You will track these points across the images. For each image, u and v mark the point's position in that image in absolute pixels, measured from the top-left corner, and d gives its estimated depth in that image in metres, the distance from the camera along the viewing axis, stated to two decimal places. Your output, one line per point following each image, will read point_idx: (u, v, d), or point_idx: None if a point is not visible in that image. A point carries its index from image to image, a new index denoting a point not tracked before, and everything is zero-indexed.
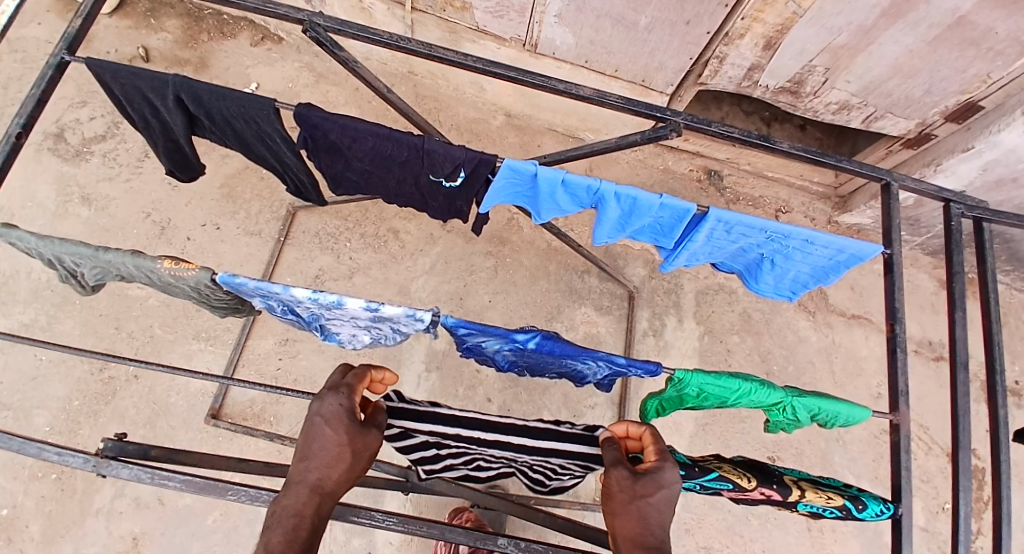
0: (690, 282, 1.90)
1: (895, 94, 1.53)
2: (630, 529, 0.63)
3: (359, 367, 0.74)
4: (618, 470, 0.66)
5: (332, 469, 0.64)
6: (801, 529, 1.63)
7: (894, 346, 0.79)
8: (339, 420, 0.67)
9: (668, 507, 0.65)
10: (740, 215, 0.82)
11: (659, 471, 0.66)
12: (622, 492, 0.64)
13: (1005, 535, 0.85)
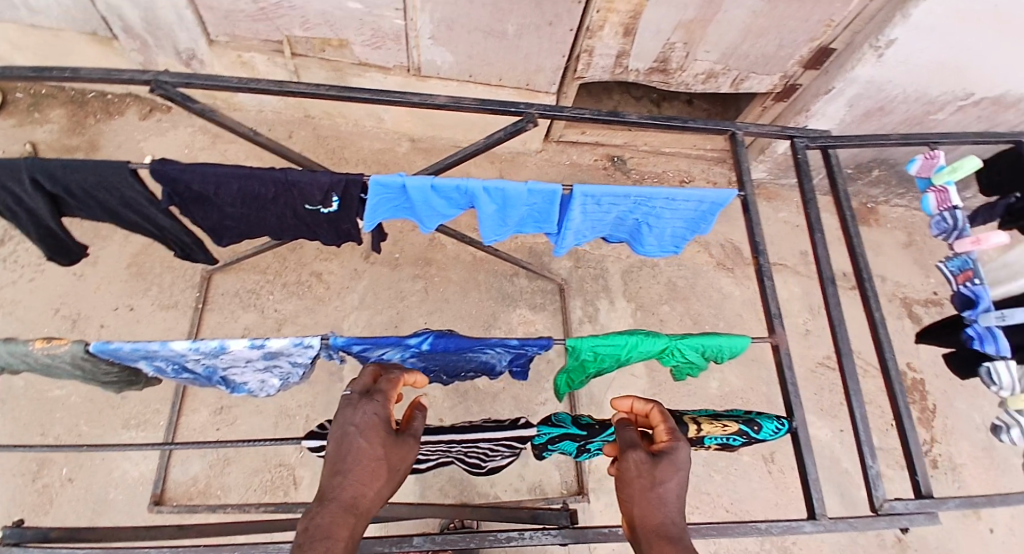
0: (614, 263, 1.99)
1: (752, 54, 1.66)
2: (651, 517, 0.63)
3: (392, 370, 0.73)
4: (636, 454, 0.66)
5: (369, 484, 0.63)
6: (764, 473, 1.69)
7: (762, 275, 0.87)
8: (374, 432, 0.65)
9: (682, 488, 0.66)
10: (602, 187, 0.88)
11: (678, 454, 0.67)
12: (640, 476, 0.65)
13: (909, 429, 0.85)
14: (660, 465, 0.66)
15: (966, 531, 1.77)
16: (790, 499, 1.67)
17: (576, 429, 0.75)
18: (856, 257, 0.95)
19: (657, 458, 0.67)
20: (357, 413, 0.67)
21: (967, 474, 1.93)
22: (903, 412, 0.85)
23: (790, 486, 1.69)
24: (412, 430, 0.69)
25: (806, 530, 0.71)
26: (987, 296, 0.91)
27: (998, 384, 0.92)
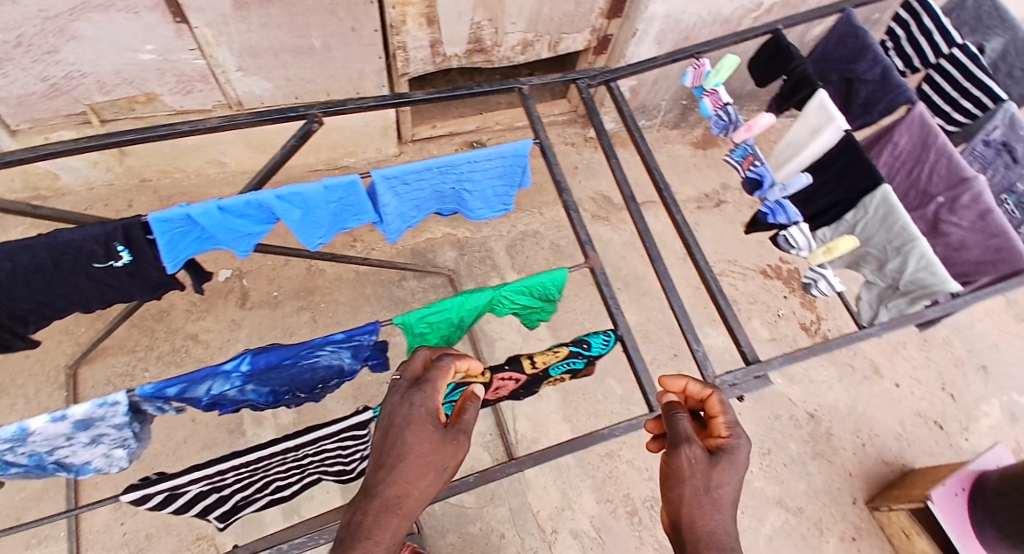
0: (497, 242, 2.04)
1: (556, 16, 1.73)
2: (709, 518, 0.67)
3: (444, 362, 0.71)
4: (694, 451, 0.69)
5: (413, 481, 0.62)
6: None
7: (569, 209, 0.93)
8: (423, 426, 0.65)
9: (730, 488, 0.70)
10: (399, 166, 0.88)
11: (734, 455, 0.71)
12: (698, 478, 0.68)
13: (726, 307, 0.89)
14: (721, 467, 0.70)
15: (869, 387, 1.95)
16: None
17: None
18: (651, 173, 1.01)
19: (715, 459, 0.70)
20: (407, 405, 0.67)
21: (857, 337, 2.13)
22: (717, 293, 0.90)
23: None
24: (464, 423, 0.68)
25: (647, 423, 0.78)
26: (768, 173, 0.96)
27: (794, 246, 0.93)
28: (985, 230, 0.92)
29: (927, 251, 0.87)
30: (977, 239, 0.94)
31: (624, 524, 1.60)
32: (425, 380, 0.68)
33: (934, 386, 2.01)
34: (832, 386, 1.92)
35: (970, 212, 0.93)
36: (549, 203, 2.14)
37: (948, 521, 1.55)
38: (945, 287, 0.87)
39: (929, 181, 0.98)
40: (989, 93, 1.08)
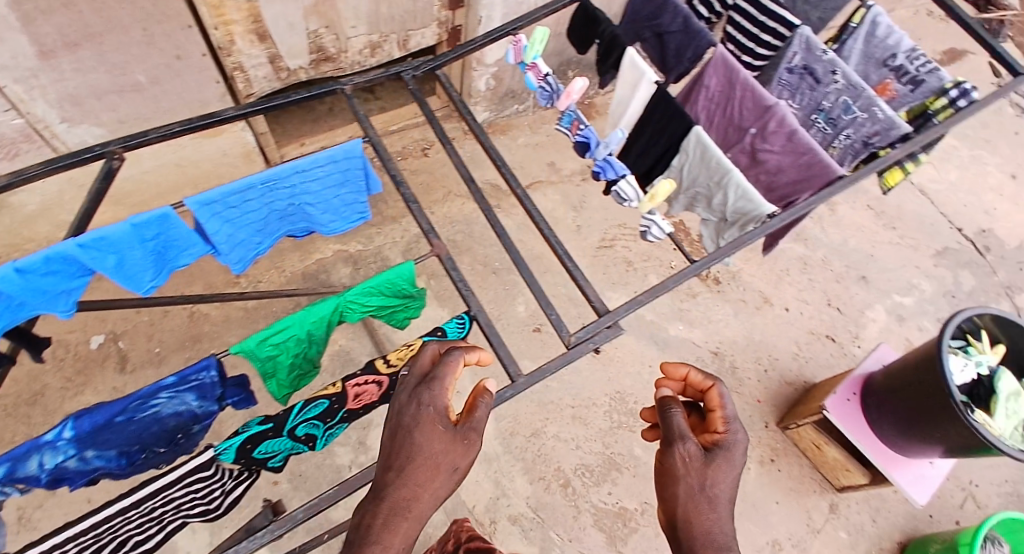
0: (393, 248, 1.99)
1: (395, 14, 1.72)
2: (702, 515, 0.67)
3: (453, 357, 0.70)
4: (690, 449, 0.69)
5: (422, 484, 0.62)
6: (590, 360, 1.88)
7: (409, 202, 0.97)
8: (431, 426, 0.65)
9: (728, 482, 0.71)
10: (215, 189, 0.83)
11: (729, 452, 0.71)
12: (692, 476, 0.68)
13: (572, 266, 0.94)
14: (716, 464, 0.71)
15: (762, 316, 2.10)
16: (617, 370, 1.89)
17: (266, 426, 0.72)
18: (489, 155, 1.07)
19: (710, 457, 0.71)
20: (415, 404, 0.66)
21: None
22: (563, 257, 0.95)
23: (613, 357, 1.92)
24: (474, 420, 0.68)
25: (509, 395, 0.81)
26: (594, 135, 1.01)
27: (626, 199, 0.98)
28: (796, 149, 0.99)
29: (741, 181, 0.94)
30: (791, 159, 1.01)
31: (560, 496, 1.68)
32: (433, 377, 0.67)
33: (821, 303, 2.19)
34: (730, 322, 2.06)
35: (780, 136, 1.00)
36: (438, 202, 2.14)
37: (851, 428, 1.59)
38: (760, 209, 0.95)
39: (745, 114, 1.05)
40: (782, 21, 1.07)
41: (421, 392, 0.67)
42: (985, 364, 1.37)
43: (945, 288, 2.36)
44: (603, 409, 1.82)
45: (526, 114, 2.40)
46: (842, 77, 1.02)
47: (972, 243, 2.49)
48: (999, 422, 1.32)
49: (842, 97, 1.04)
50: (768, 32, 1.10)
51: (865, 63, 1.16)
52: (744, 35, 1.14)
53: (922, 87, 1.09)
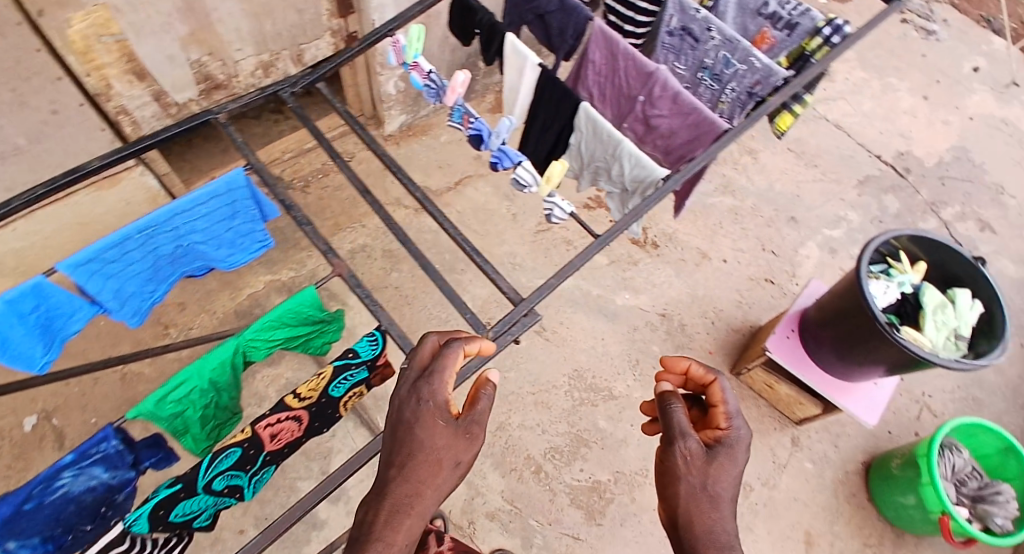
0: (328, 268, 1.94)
1: (282, 31, 1.67)
2: (704, 515, 0.66)
3: (454, 350, 0.70)
4: (694, 444, 0.69)
5: (425, 479, 0.62)
6: (545, 341, 1.98)
7: (301, 224, 0.89)
8: (432, 419, 0.65)
9: (730, 477, 0.70)
10: (88, 248, 0.79)
11: (731, 450, 0.70)
12: (694, 475, 0.67)
13: (483, 262, 0.93)
14: (718, 462, 0.70)
15: (703, 271, 2.22)
16: (571, 348, 1.98)
17: (175, 487, 0.68)
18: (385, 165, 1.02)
19: (712, 454, 0.70)
20: (417, 399, 0.66)
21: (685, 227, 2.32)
22: (473, 254, 0.94)
23: (564, 337, 2.00)
24: (477, 414, 0.67)
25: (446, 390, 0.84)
26: (485, 126, 1.00)
27: (525, 184, 0.97)
28: (683, 108, 1.01)
29: (633, 149, 0.96)
30: (681, 118, 1.03)
31: (533, 484, 1.72)
32: (433, 371, 0.68)
33: (755, 250, 2.28)
34: (673, 283, 2.18)
35: (667, 97, 1.02)
36: (368, 213, 2.10)
37: (795, 366, 1.65)
38: (655, 173, 0.97)
39: (632, 81, 1.06)
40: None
41: (421, 387, 0.67)
42: (907, 282, 1.41)
43: (872, 215, 2.46)
44: (563, 389, 1.89)
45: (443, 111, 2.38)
46: (718, 33, 1.04)
47: (892, 167, 2.59)
48: (931, 334, 1.35)
49: (722, 52, 1.05)
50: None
51: (742, 14, 1.17)
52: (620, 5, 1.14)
53: (798, 29, 1.11)
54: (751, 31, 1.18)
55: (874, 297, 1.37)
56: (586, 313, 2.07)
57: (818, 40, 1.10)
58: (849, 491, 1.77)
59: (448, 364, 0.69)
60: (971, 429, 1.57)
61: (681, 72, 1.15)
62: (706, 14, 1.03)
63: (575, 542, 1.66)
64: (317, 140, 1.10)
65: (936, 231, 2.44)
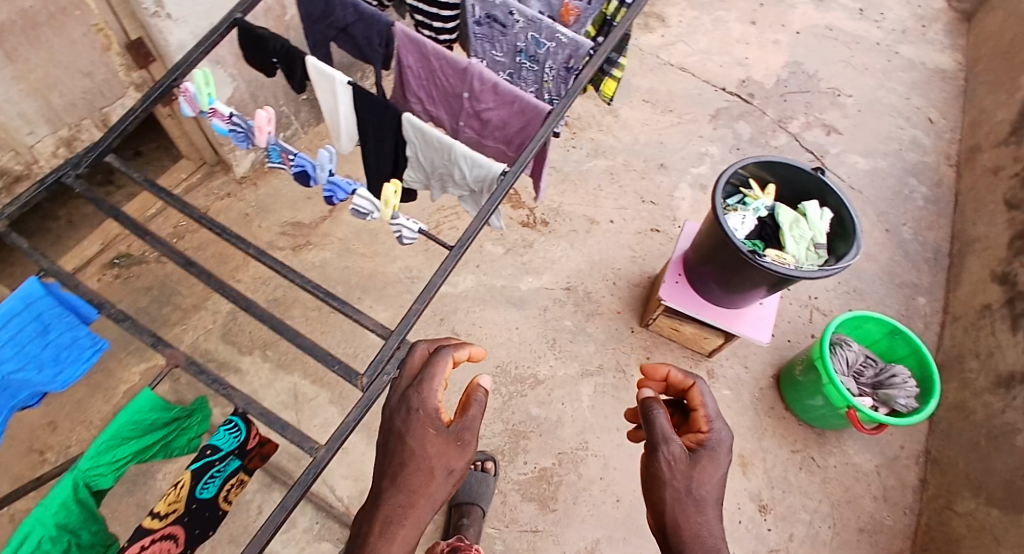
0: (209, 338, 1.85)
1: (77, 99, 1.48)
2: (690, 516, 0.82)
3: (442, 357, 0.79)
4: (680, 450, 0.84)
5: (420, 486, 0.73)
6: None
7: (119, 320, 0.85)
8: (426, 425, 0.74)
9: (712, 475, 0.86)
10: None
11: (713, 456, 0.86)
12: (678, 478, 0.83)
13: (341, 304, 0.89)
14: (699, 463, 0.86)
15: (595, 236, 2.27)
16: (489, 345, 1.96)
17: None
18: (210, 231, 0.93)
19: (696, 458, 0.86)
20: (407, 409, 0.76)
21: (568, 196, 2.36)
22: (328, 299, 0.89)
23: (480, 337, 1.98)
24: (469, 418, 0.77)
25: (353, 421, 0.76)
26: (308, 158, 0.93)
27: (366, 213, 0.91)
28: (505, 97, 1.00)
29: (467, 150, 0.94)
30: (507, 108, 1.03)
31: None
32: (421, 382, 0.76)
33: (636, 204, 2.38)
34: (569, 256, 2.21)
35: (487, 90, 1.01)
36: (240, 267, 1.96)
37: (689, 306, 1.74)
38: (494, 170, 0.96)
39: (452, 80, 1.05)
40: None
41: (411, 397, 0.76)
42: (762, 206, 1.51)
43: (731, 144, 2.62)
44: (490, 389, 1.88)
45: (296, 140, 2.25)
46: (520, 15, 1.05)
47: (738, 95, 2.77)
48: (794, 249, 1.45)
49: (530, 33, 1.06)
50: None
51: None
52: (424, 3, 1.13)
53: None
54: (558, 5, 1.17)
55: (735, 230, 1.47)
56: (496, 305, 2.06)
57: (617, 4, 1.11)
58: (769, 405, 1.90)
59: (435, 365, 0.78)
60: (855, 322, 1.73)
61: (501, 59, 1.16)
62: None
63: (535, 536, 1.68)
64: (118, 221, 0.96)
65: (787, 145, 2.65)
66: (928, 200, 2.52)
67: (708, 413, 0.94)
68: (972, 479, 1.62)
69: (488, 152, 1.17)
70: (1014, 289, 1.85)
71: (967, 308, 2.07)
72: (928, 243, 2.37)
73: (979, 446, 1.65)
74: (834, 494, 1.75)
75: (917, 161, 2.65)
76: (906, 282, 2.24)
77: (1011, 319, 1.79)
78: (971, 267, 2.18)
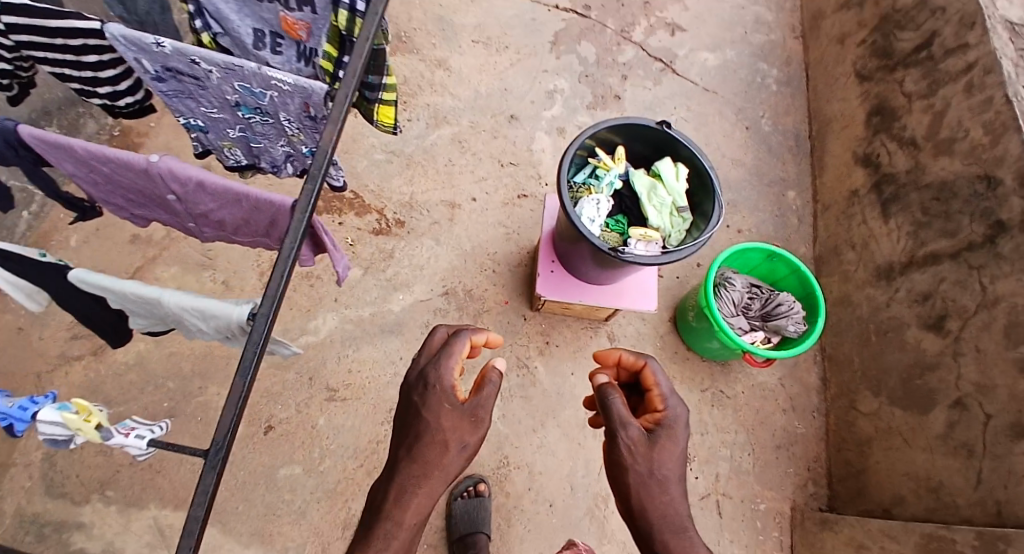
0: (32, 498, 1.59)
1: None
2: (655, 494, 1.05)
3: (459, 344, 1.11)
4: (637, 431, 1.08)
5: (438, 451, 1.03)
6: (342, 405, 1.72)
7: None
8: (446, 399, 1.05)
9: (669, 450, 1.09)
10: None
11: (672, 434, 1.09)
12: (639, 459, 1.06)
13: None
14: (660, 443, 1.09)
15: (460, 223, 2.02)
16: (367, 389, 1.74)
17: None
18: None
19: (654, 439, 1.09)
20: (432, 388, 1.07)
21: (416, 179, 2.06)
22: None
23: (362, 385, 1.74)
24: (481, 395, 1.08)
25: None
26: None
27: (53, 432, 0.75)
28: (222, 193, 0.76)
29: (178, 299, 0.76)
30: (234, 203, 0.79)
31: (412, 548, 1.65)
32: (443, 365, 1.08)
33: (495, 171, 2.11)
34: (438, 253, 1.96)
35: (195, 187, 0.77)
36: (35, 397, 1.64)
37: (570, 294, 1.60)
38: (237, 313, 0.75)
39: (144, 182, 0.78)
40: (82, 33, 0.79)
41: (435, 380, 1.07)
42: (615, 177, 1.39)
43: (579, 72, 2.37)
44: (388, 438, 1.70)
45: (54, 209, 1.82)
46: (210, 64, 0.76)
47: (573, 11, 2.47)
48: (658, 220, 1.37)
49: (233, 83, 0.79)
50: (87, 52, 0.83)
51: (245, 5, 0.88)
52: (68, 66, 0.86)
53: (317, 3, 0.84)
54: (272, 21, 0.89)
55: (594, 218, 1.34)
56: (371, 338, 1.81)
57: (345, 12, 0.84)
58: (671, 351, 1.88)
59: (452, 353, 1.10)
60: (737, 253, 1.71)
61: (220, 115, 0.90)
62: (175, 46, 0.75)
63: None
64: None
65: (634, 59, 2.43)
66: (781, 83, 2.45)
67: (663, 393, 1.17)
68: (869, 376, 1.72)
69: (247, 238, 0.95)
70: (879, 171, 1.88)
71: (835, 196, 2.09)
72: (788, 130, 2.35)
73: (869, 342, 1.74)
74: (747, 421, 1.80)
75: (764, 41, 2.53)
76: (775, 179, 2.24)
77: (879, 205, 1.84)
78: (833, 151, 2.17)
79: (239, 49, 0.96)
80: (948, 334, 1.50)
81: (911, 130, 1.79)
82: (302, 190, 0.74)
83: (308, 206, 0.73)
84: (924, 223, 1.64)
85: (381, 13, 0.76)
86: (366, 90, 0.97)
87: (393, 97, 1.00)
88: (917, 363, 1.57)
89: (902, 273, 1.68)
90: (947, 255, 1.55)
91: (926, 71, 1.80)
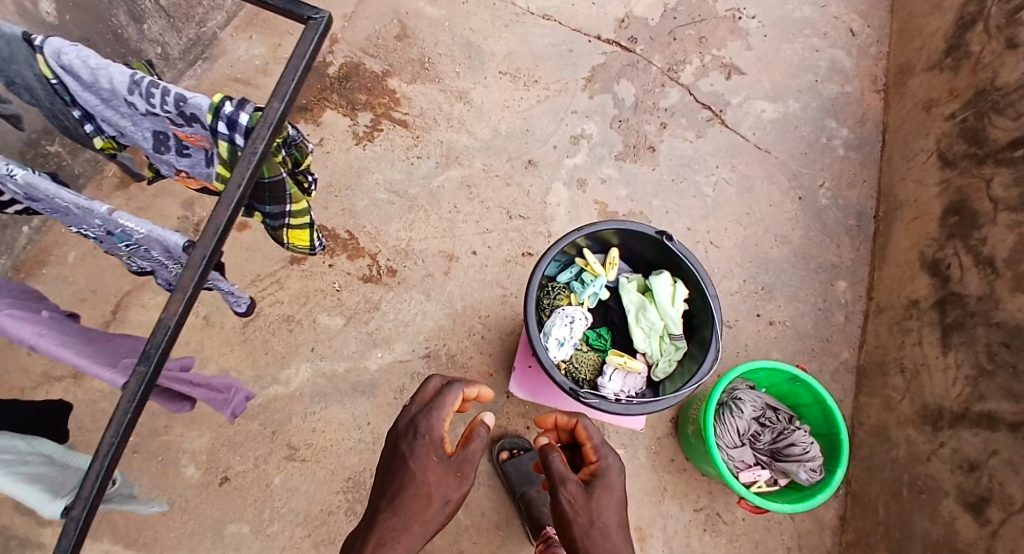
0: None
1: None
2: (597, 545, 0.95)
3: (452, 391, 1.15)
4: (575, 487, 1.00)
5: (424, 506, 1.02)
6: (300, 466, 1.67)
7: None
8: (434, 449, 1.08)
9: (611, 498, 1.01)
10: None
11: (606, 483, 1.02)
12: (581, 512, 0.98)
13: None
14: (599, 495, 1.01)
15: (455, 278, 1.88)
16: (330, 458, 1.68)
17: None
18: None
19: (592, 490, 1.01)
20: (418, 437, 1.09)
21: (416, 224, 1.92)
22: None
23: (325, 447, 1.69)
24: (467, 451, 1.09)
25: None
26: None
27: None
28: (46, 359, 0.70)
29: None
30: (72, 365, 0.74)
31: None
32: (431, 413, 1.11)
33: (502, 223, 1.95)
34: (426, 310, 1.84)
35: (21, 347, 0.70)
36: None
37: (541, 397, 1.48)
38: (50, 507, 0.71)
39: None
40: None
41: (421, 429, 1.09)
42: (602, 287, 1.25)
43: (612, 115, 2.13)
44: (341, 510, 1.64)
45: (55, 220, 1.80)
46: (64, 202, 0.70)
47: (616, 44, 2.22)
48: (643, 344, 1.24)
49: (98, 219, 0.72)
50: None
51: (132, 112, 0.76)
52: None
53: (203, 122, 0.72)
54: (167, 129, 0.78)
55: (567, 339, 1.18)
56: (342, 396, 1.74)
57: (225, 141, 0.74)
58: (667, 459, 1.70)
59: (443, 404, 1.13)
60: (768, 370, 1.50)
61: (100, 234, 0.80)
62: (26, 177, 0.69)
63: None
64: None
65: (679, 104, 2.17)
66: (851, 147, 2.12)
67: (596, 445, 1.11)
68: (891, 539, 1.52)
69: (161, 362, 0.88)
70: (947, 286, 1.62)
71: (893, 300, 1.83)
72: (850, 205, 2.05)
73: (900, 496, 1.53)
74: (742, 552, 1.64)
75: (837, 93, 2.19)
76: (824, 265, 1.97)
77: (940, 329, 1.59)
78: (899, 241, 1.89)
79: (143, 150, 0.85)
80: (986, 522, 1.30)
81: (992, 246, 1.53)
82: (127, 382, 0.63)
83: (129, 406, 0.63)
84: (986, 370, 1.41)
85: (259, 147, 0.67)
86: (268, 220, 0.84)
87: (306, 222, 0.88)
88: (944, 544, 1.37)
89: (951, 426, 1.46)
90: (1008, 422, 1.32)
91: (1020, 175, 1.53)
